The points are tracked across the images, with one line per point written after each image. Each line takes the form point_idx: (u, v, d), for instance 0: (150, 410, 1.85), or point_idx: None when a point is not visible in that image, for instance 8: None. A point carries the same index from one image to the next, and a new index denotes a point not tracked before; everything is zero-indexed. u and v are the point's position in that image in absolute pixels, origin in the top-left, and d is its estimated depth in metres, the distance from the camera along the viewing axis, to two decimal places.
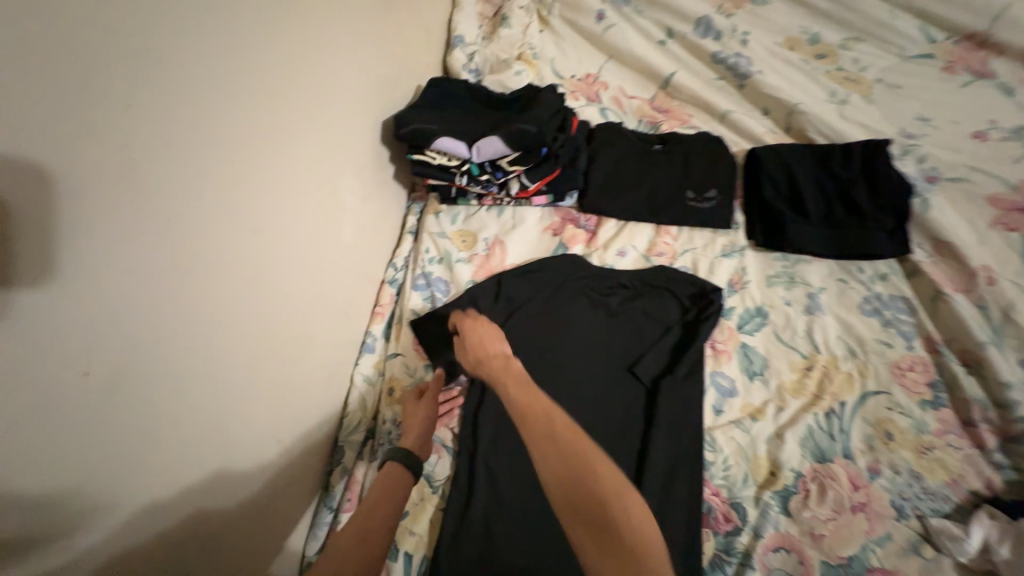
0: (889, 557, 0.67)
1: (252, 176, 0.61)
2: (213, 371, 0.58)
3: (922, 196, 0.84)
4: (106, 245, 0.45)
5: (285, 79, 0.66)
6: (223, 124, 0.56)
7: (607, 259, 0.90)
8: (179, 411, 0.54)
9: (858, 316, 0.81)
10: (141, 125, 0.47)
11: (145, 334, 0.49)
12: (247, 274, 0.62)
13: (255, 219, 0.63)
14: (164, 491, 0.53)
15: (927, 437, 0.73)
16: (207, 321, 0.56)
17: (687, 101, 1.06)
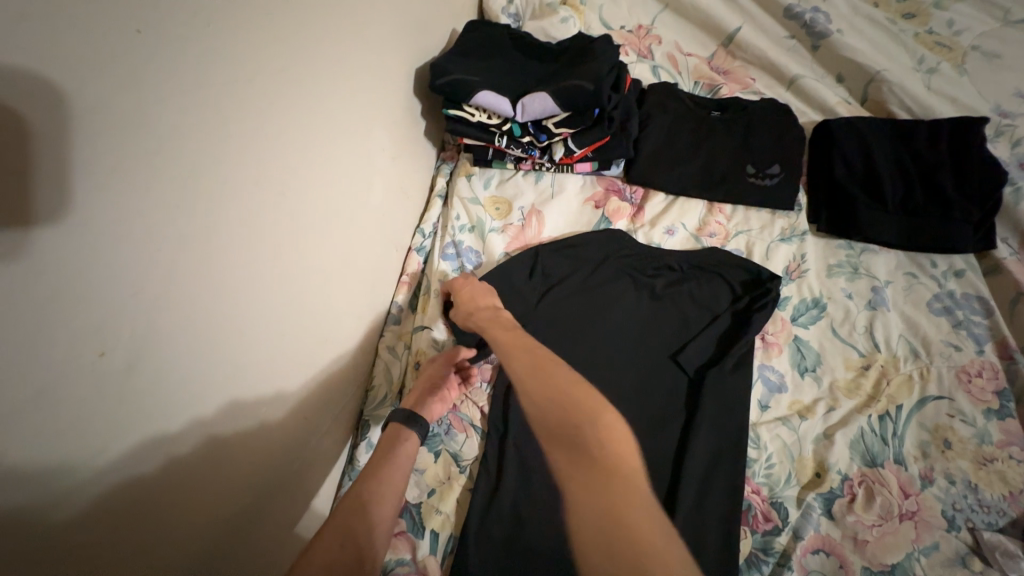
0: (935, 568, 0.63)
1: (277, 123, 0.54)
2: (240, 344, 0.52)
3: (1015, 185, 0.76)
4: (119, 196, 0.37)
5: (314, 11, 0.57)
6: (246, 60, 0.48)
7: (653, 237, 0.82)
8: (209, 389, 0.49)
9: (926, 314, 0.75)
10: (154, 52, 0.39)
11: (167, 301, 0.43)
12: (272, 237, 0.55)
13: (281, 175, 0.55)
14: (196, 472, 0.48)
15: (989, 449, 0.68)
16: (232, 289, 0.50)
17: (750, 62, 0.95)
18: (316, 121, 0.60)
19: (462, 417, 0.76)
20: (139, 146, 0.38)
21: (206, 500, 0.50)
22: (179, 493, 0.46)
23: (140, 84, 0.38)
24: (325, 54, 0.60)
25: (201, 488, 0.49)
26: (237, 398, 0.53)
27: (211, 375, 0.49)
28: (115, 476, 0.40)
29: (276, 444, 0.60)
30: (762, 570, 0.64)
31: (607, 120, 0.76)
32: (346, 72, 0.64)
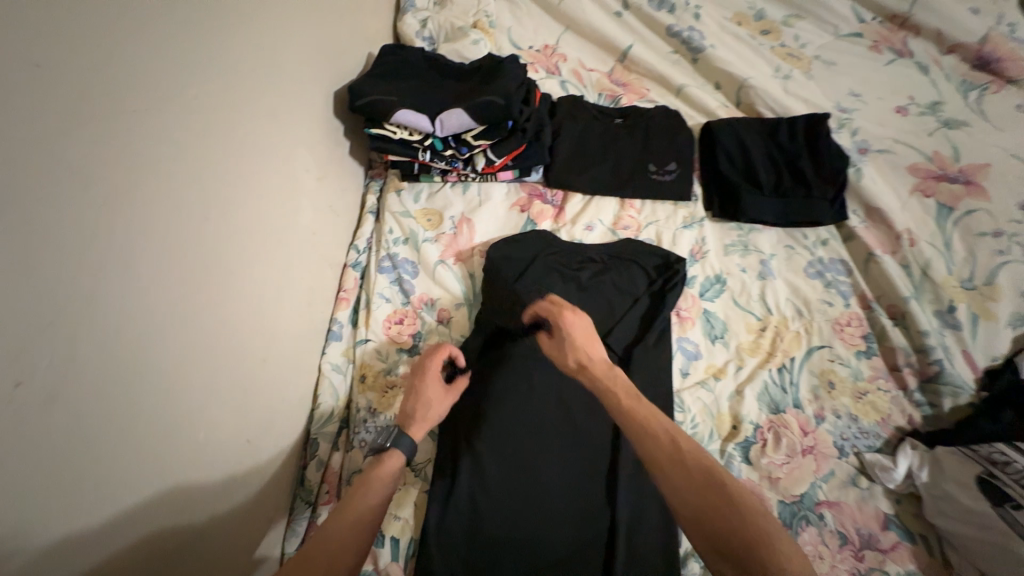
0: (832, 491, 0.76)
1: (194, 149, 0.54)
2: (173, 371, 0.52)
3: (856, 166, 0.92)
4: (26, 227, 0.37)
5: (222, 41, 0.58)
6: (154, 89, 0.49)
7: (575, 234, 0.90)
8: (141, 420, 0.47)
9: (804, 278, 0.88)
10: (52, 84, 0.39)
11: (89, 330, 0.42)
12: (199, 261, 0.55)
13: (202, 198, 0.55)
14: (131, 506, 0.47)
15: (862, 384, 0.82)
16: (160, 316, 0.50)
17: (644, 74, 1.07)
18: (235, 145, 0.61)
19: None
20: (44, 177, 0.38)
21: (148, 535, 0.49)
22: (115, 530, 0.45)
23: (41, 117, 0.38)
24: (238, 80, 0.61)
25: (142, 523, 0.48)
26: (174, 427, 0.52)
27: (143, 405, 0.48)
28: (42, 516, 0.39)
29: (221, 472, 0.59)
30: None
31: (521, 132, 0.83)
32: (261, 97, 0.66)
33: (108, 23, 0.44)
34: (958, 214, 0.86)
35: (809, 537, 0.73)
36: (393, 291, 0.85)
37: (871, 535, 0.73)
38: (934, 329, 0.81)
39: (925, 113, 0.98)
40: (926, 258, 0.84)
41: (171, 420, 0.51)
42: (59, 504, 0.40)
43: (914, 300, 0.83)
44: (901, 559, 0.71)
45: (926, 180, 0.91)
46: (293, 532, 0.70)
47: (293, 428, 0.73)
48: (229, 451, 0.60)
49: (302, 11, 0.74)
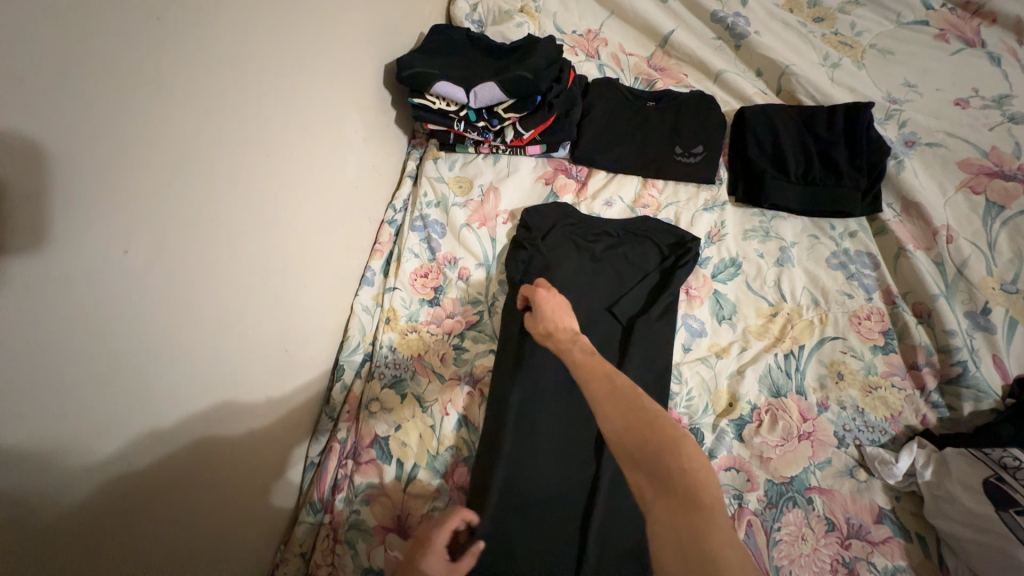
0: (826, 479, 0.75)
1: (260, 99, 0.66)
2: (229, 277, 0.64)
3: (897, 158, 0.89)
4: (139, 138, 0.49)
5: (288, 10, 0.69)
6: (231, 46, 0.60)
7: (594, 208, 0.95)
8: (203, 308, 0.60)
9: (825, 269, 0.87)
10: (162, 34, 0.51)
11: (173, 226, 0.54)
12: (257, 192, 0.67)
13: (263, 141, 0.67)
14: (193, 374, 0.59)
15: (874, 378, 0.80)
16: (224, 231, 0.62)
17: (684, 60, 1.08)
18: (293, 101, 0.72)
19: (426, 364, 0.86)
20: (153, 104, 0.51)
21: (202, 404, 0.61)
22: (178, 391, 0.57)
23: (153, 57, 0.50)
24: (300, 47, 0.72)
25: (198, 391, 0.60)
26: (225, 322, 0.64)
27: (207, 297, 0.60)
28: (134, 362, 0.51)
29: (260, 371, 0.71)
30: None
31: (549, 106, 0.89)
32: (320, 63, 0.77)
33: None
34: (1008, 214, 0.81)
35: (794, 518, 0.73)
36: (422, 248, 0.95)
37: (861, 526, 0.72)
38: (962, 331, 0.77)
39: (989, 106, 0.91)
40: (963, 256, 0.80)
41: (225, 316, 0.64)
42: (147, 354, 0.53)
43: (943, 299, 0.79)
44: (889, 553, 0.70)
45: (977, 176, 0.85)
46: (317, 441, 0.82)
47: (324, 353, 0.85)
48: (267, 356, 0.72)
49: None
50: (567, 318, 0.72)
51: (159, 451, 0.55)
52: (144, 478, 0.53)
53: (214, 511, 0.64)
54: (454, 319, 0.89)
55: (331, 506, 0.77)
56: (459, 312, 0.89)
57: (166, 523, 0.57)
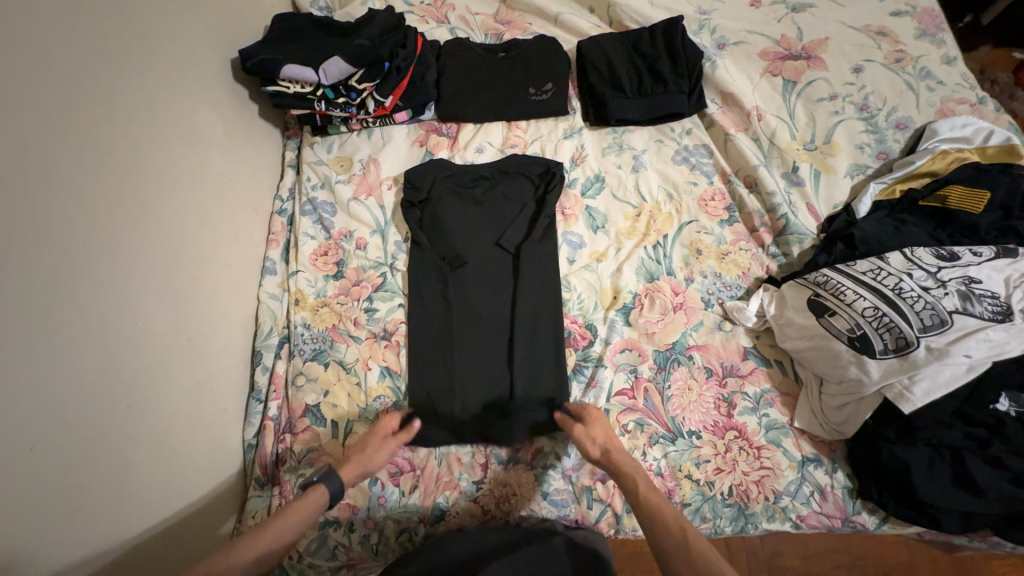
0: (701, 336, 0.89)
1: (89, 98, 0.67)
2: (100, 277, 0.65)
3: (711, 60, 1.02)
4: None
5: (101, 10, 0.70)
6: (42, 49, 0.61)
7: (467, 157, 1.02)
8: (74, 306, 0.61)
9: (672, 165, 0.99)
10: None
11: (23, 229, 0.56)
12: (111, 190, 0.68)
13: (102, 139, 0.68)
14: (89, 370, 0.62)
15: (725, 247, 0.93)
16: (79, 231, 0.63)
17: (525, 10, 1.17)
18: (129, 97, 0.73)
19: (341, 332, 0.91)
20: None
21: (104, 400, 0.63)
22: (68, 387, 0.59)
23: None
24: (126, 47, 0.73)
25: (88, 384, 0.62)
26: (106, 319, 0.65)
27: (76, 296, 0.62)
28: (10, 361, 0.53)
29: (165, 363, 0.73)
30: (584, 373, 0.87)
31: (399, 70, 0.95)
32: (154, 61, 0.78)
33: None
34: (800, 87, 0.96)
35: (680, 374, 0.86)
36: (317, 229, 0.99)
37: (733, 366, 0.86)
38: (782, 190, 0.92)
39: (777, 2, 1.06)
40: (772, 129, 0.95)
41: (106, 312, 0.65)
42: (29, 355, 0.55)
43: (763, 168, 0.94)
44: (757, 381, 0.85)
45: (774, 61, 1.00)
46: (250, 424, 0.86)
47: (238, 343, 0.88)
48: (167, 349, 0.74)
49: None
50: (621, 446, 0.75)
51: (59, 442, 0.57)
52: (47, 468, 0.55)
53: (143, 497, 0.67)
54: (360, 285, 0.94)
55: (278, 477, 0.82)
56: (363, 278, 0.95)
57: (80, 512, 0.59)
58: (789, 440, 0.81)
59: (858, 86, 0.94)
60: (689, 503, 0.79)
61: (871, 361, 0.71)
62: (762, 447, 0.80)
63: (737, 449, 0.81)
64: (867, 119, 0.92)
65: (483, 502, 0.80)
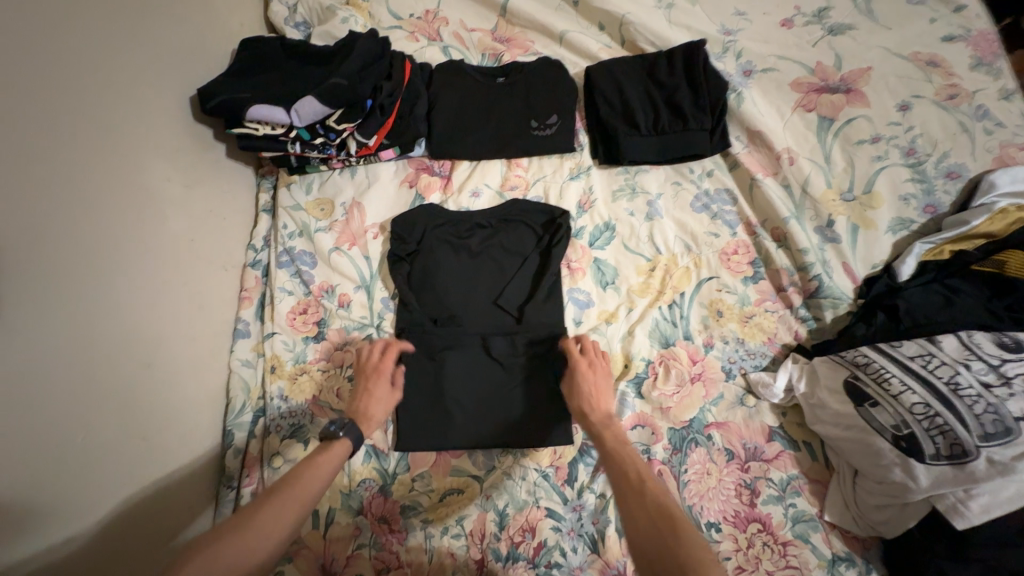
0: (721, 412, 0.80)
1: (4, 171, 0.55)
2: (37, 385, 0.56)
3: (736, 91, 0.90)
4: None
5: (17, 58, 0.58)
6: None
7: (462, 202, 0.92)
8: (0, 428, 0.51)
9: (690, 213, 0.89)
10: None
11: None
12: (37, 277, 0.57)
13: (21, 216, 0.56)
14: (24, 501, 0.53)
15: (749, 308, 0.84)
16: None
17: (527, 26, 1.04)
18: (57, 159, 0.61)
19: (322, 404, 0.82)
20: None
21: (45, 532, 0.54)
22: None
23: None
24: (53, 97, 0.61)
25: (6, 521, 0.52)
26: (34, 436, 0.55)
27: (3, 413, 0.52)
28: None
29: (115, 468, 0.63)
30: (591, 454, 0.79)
31: (382, 109, 0.85)
32: (91, 110, 0.66)
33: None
34: (838, 125, 0.85)
35: (698, 456, 0.78)
36: (295, 283, 0.89)
37: (757, 448, 0.78)
38: (814, 246, 0.82)
39: (812, 22, 0.94)
40: (805, 175, 0.84)
41: (45, 425, 0.56)
42: None
43: (794, 219, 0.84)
44: (783, 465, 0.76)
45: (809, 94, 0.88)
46: (220, 513, 0.76)
47: (207, 422, 0.79)
48: (119, 450, 0.64)
49: (128, 15, 0.73)
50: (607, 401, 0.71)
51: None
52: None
53: None
54: (343, 350, 0.85)
55: None
56: (346, 342, 0.85)
57: None
58: (818, 535, 0.72)
59: (905, 127, 0.83)
60: None
61: (920, 466, 0.62)
62: (789, 544, 0.72)
63: (761, 545, 0.73)
64: (914, 165, 0.81)
65: None
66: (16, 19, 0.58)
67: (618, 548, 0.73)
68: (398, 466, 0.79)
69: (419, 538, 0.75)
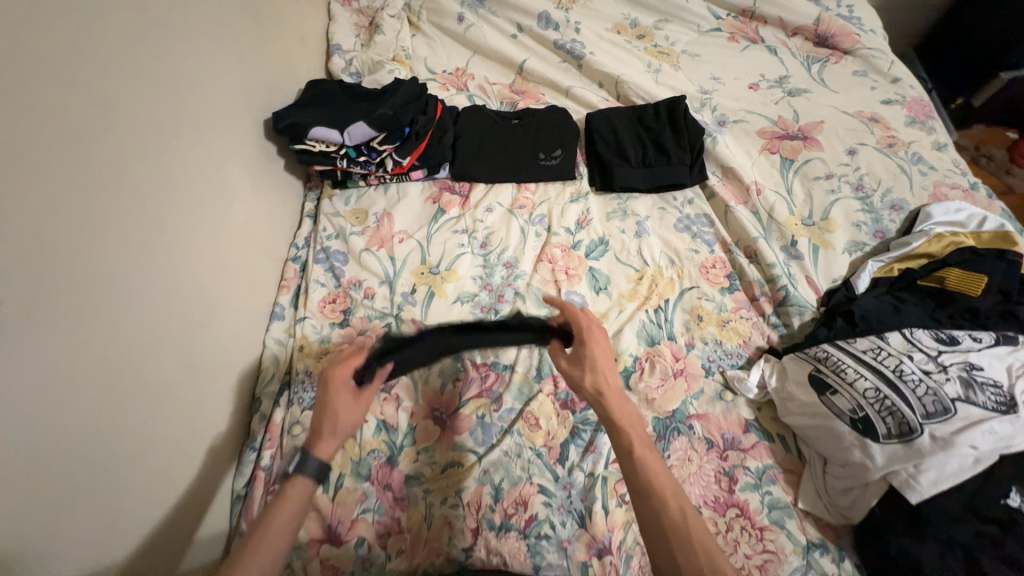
0: (701, 405, 0.88)
1: (146, 151, 0.72)
2: (136, 316, 0.68)
3: (712, 136, 1.08)
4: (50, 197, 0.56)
5: (157, 74, 0.76)
6: (97, 105, 0.64)
7: (477, 216, 1.07)
8: (110, 342, 0.63)
9: (673, 232, 1.03)
10: (12, 94, 0.53)
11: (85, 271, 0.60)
12: (149, 235, 0.71)
13: (138, 190, 0.70)
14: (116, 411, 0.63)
15: (725, 314, 0.94)
16: (108, 277, 0.64)
17: (539, 82, 1.26)
18: (168, 151, 0.77)
19: None
20: (7, 161, 0.52)
21: (124, 441, 0.64)
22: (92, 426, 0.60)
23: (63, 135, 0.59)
24: (176, 106, 0.79)
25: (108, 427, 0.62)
26: (131, 360, 0.66)
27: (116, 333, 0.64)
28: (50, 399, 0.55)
29: (169, 411, 0.72)
30: (581, 436, 0.86)
31: (417, 135, 1.05)
32: (196, 119, 0.84)
33: (54, 53, 0.58)
34: (798, 164, 1.02)
35: (680, 444, 0.84)
36: (328, 277, 1.03)
37: (734, 438, 0.85)
38: (781, 262, 0.95)
39: (773, 86, 1.14)
40: (770, 203, 0.99)
41: (137, 351, 0.67)
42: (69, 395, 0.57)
43: (762, 239, 0.97)
44: (759, 455, 0.83)
45: (772, 140, 1.06)
46: (241, 473, 0.84)
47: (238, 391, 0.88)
48: (174, 391, 0.74)
49: (230, 55, 0.94)
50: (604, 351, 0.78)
51: (61, 497, 0.55)
52: (41, 530, 0.53)
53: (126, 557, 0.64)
54: (365, 334, 0.96)
55: None
56: (368, 327, 0.96)
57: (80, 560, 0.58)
58: (793, 522, 0.77)
59: (853, 167, 0.99)
60: None
61: (875, 445, 0.70)
62: (765, 529, 0.77)
63: (739, 529, 0.77)
64: (863, 198, 0.96)
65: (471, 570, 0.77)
66: (162, 47, 0.77)
67: (604, 524, 0.79)
68: (405, 440, 0.87)
69: (420, 506, 0.81)
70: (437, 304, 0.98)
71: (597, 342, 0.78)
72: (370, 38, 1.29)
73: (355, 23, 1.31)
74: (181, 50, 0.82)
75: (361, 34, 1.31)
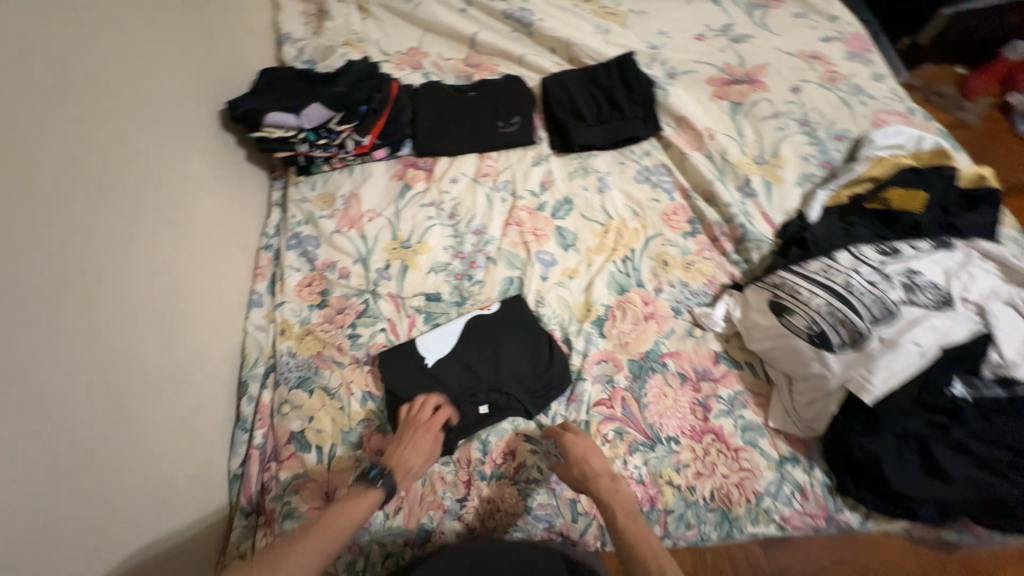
0: (674, 343, 0.92)
1: (79, 138, 0.72)
2: (88, 303, 0.68)
3: (663, 88, 1.10)
4: None
5: (91, 68, 0.76)
6: (25, 98, 0.65)
7: (442, 187, 1.09)
8: (62, 331, 0.64)
9: (635, 184, 1.06)
10: None
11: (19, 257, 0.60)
12: (98, 224, 0.72)
13: (85, 185, 0.71)
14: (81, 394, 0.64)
15: (690, 257, 0.98)
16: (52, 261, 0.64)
17: (492, 53, 1.27)
18: (114, 142, 0.77)
19: (325, 358, 0.93)
20: None
21: (95, 423, 0.65)
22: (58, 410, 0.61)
23: None
24: (118, 98, 0.79)
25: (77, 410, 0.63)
26: (91, 345, 0.67)
27: (63, 317, 0.64)
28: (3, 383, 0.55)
29: (148, 396, 0.74)
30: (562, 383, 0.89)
31: (375, 112, 1.07)
32: (145, 111, 0.84)
33: None
34: (746, 107, 1.05)
35: (656, 381, 0.88)
36: (301, 262, 1.04)
37: (706, 370, 0.89)
38: (737, 201, 0.98)
39: (719, 35, 1.17)
40: (723, 147, 1.03)
41: (97, 337, 0.68)
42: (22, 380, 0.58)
43: (718, 182, 1.00)
44: (730, 383, 0.87)
45: (721, 87, 1.09)
46: (235, 454, 0.87)
47: (223, 376, 0.90)
48: (150, 377, 0.75)
49: (171, 47, 0.93)
50: (598, 457, 0.77)
51: (32, 479, 0.56)
52: (22, 511, 0.55)
53: (127, 534, 0.67)
54: (343, 312, 0.98)
55: (262, 507, 0.82)
56: (346, 306, 0.98)
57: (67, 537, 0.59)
58: (765, 440, 0.82)
59: (798, 105, 1.03)
60: (672, 510, 0.80)
61: (831, 356, 0.75)
62: (740, 449, 0.82)
63: (716, 452, 0.82)
64: (809, 132, 1.00)
65: (469, 520, 0.80)
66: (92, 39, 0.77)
67: None
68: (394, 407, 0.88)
69: None
70: (412, 276, 1.00)
71: (575, 435, 0.80)
72: (320, 25, 1.29)
73: (303, 11, 1.31)
74: (116, 44, 0.81)
75: (310, 21, 1.31)
